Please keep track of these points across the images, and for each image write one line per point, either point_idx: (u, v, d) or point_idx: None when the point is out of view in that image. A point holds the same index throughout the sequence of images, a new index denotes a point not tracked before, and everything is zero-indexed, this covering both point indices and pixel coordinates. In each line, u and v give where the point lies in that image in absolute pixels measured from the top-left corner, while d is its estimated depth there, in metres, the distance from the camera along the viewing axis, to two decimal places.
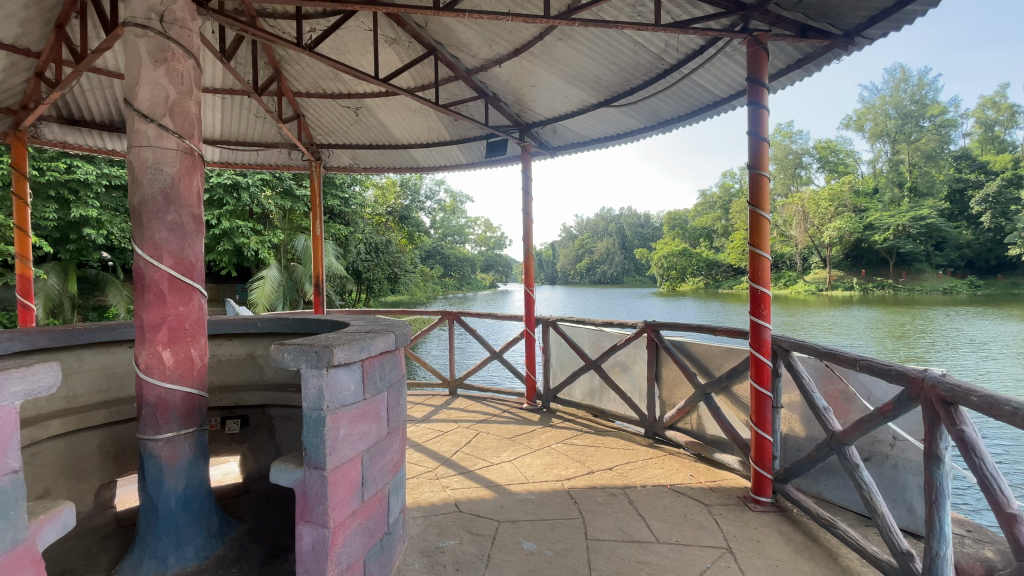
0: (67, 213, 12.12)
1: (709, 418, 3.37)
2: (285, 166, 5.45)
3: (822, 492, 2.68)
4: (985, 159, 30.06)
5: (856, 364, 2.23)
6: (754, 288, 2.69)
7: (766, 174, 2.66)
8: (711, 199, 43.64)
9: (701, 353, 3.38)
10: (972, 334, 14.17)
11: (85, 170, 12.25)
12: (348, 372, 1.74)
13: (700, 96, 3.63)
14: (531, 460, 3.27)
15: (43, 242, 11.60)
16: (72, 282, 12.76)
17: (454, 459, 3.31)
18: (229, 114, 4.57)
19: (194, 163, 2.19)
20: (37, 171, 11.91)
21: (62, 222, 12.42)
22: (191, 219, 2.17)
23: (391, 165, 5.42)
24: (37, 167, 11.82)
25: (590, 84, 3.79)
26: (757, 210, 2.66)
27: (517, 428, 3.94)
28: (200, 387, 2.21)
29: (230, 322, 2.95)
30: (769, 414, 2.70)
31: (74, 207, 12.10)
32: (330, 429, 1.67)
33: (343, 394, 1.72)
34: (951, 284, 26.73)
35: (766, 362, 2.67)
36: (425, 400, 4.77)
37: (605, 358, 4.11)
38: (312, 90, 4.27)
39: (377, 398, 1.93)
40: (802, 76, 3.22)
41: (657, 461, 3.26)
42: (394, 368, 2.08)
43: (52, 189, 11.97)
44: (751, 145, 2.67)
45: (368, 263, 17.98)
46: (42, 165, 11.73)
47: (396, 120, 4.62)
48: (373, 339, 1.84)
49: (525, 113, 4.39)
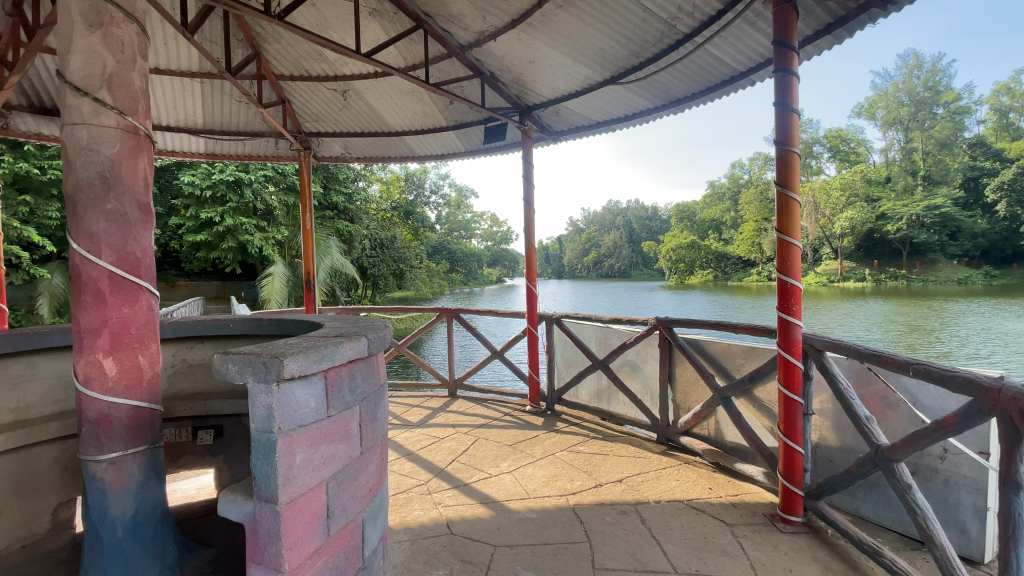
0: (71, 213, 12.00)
1: (729, 423, 3.07)
2: (273, 157, 5.20)
3: (859, 509, 2.39)
4: (1001, 147, 29.35)
5: (908, 369, 1.91)
6: (783, 280, 2.36)
7: (796, 150, 2.34)
8: (720, 190, 43.09)
9: (720, 353, 3.09)
10: (992, 328, 13.73)
11: None
12: (307, 385, 1.46)
13: (716, 71, 3.34)
14: (533, 471, 2.98)
15: (47, 241, 11.51)
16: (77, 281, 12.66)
17: (449, 470, 3.03)
18: (208, 101, 4.29)
19: (140, 145, 1.91)
20: (39, 170, 11.74)
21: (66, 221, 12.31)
22: (136, 207, 1.89)
23: (388, 154, 5.15)
24: (38, 165, 11.67)
25: (595, 58, 3.48)
26: (786, 191, 2.34)
27: (518, 434, 3.65)
28: (153, 400, 1.94)
29: (201, 323, 2.67)
30: (801, 422, 2.38)
31: None
32: (284, 456, 1.38)
33: (301, 414, 1.44)
34: (966, 275, 26.19)
35: (796, 364, 2.35)
36: (422, 402, 4.50)
37: (613, 358, 3.81)
38: (295, 72, 3.98)
39: (346, 415, 1.64)
40: (832, 43, 2.90)
41: (672, 472, 2.97)
42: (369, 377, 1.78)
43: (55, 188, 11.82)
44: (778, 117, 2.34)
45: (374, 259, 17.73)
46: (44, 164, 11.54)
47: (387, 104, 4.32)
48: (338, 346, 1.55)
49: (526, 94, 4.08)
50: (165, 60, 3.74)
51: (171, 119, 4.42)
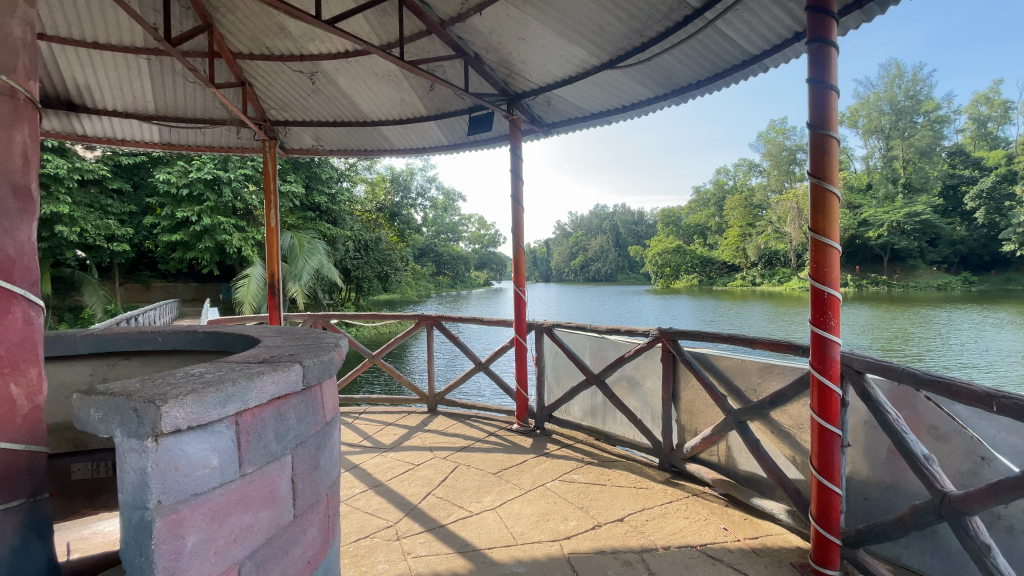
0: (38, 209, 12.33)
1: (743, 450, 2.70)
2: (237, 148, 4.74)
3: (902, 558, 2.02)
4: (980, 155, 29.72)
5: (992, 405, 1.59)
6: (817, 289, 1.99)
7: (833, 136, 1.96)
8: (705, 195, 43.23)
9: (732, 371, 2.72)
10: (983, 338, 13.58)
11: (55, 164, 12.56)
12: (204, 438, 1.04)
13: (726, 53, 2.98)
14: (520, 507, 2.58)
15: None
16: (46, 282, 13.30)
17: (423, 507, 2.60)
18: (158, 82, 3.82)
19: (16, 112, 1.24)
20: None
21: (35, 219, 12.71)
22: (10, 193, 1.22)
23: (364, 146, 4.72)
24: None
25: (593, 37, 3.11)
26: (823, 183, 1.96)
27: (505, 459, 3.24)
28: (33, 440, 1.25)
29: (121, 335, 2.17)
30: (839, 459, 1.99)
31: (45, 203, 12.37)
32: (165, 541, 0.97)
33: (195, 478, 1.03)
34: (946, 281, 26.41)
35: (834, 390, 1.96)
36: (398, 420, 4.07)
37: (609, 372, 3.43)
38: (254, 50, 3.55)
39: (270, 471, 1.22)
40: (861, 19, 2.54)
41: (680, 508, 2.58)
42: (308, 417, 1.36)
43: None
44: (813, 97, 1.97)
45: (357, 261, 17.21)
46: None
47: (360, 89, 3.89)
48: (255, 381, 1.13)
49: (514, 78, 3.69)
50: (103, 34, 3.29)
51: (119, 103, 3.96)
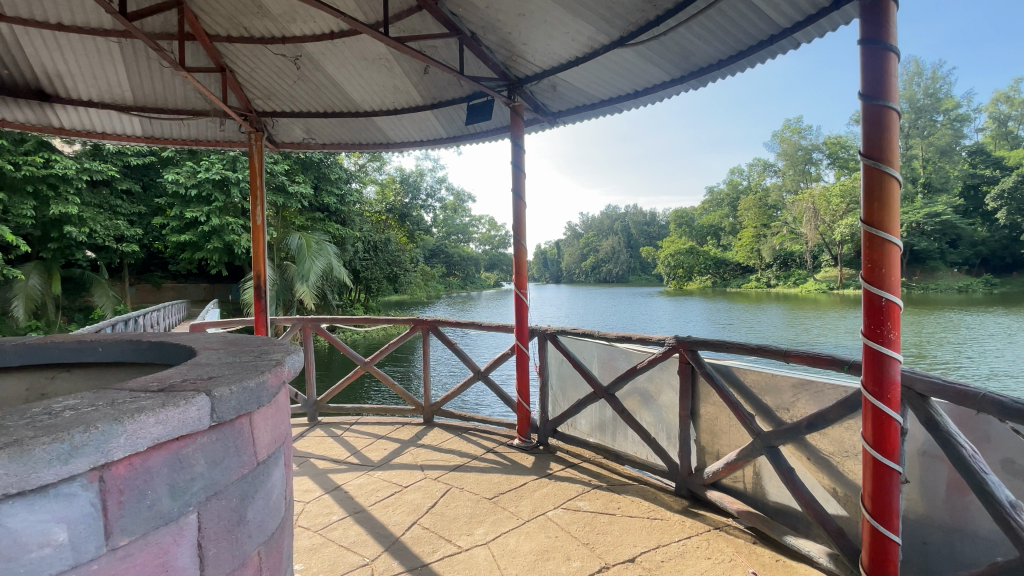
0: (46, 210, 12.21)
1: (774, 477, 2.35)
2: (222, 142, 4.48)
3: None
4: (1001, 154, 28.83)
5: None
6: (872, 294, 1.64)
7: (895, 108, 1.61)
8: (719, 196, 42.54)
9: (760, 387, 2.37)
10: (1010, 344, 13.03)
11: (62, 165, 12.41)
12: (42, 506, 0.74)
13: (752, 27, 2.63)
14: (516, 541, 2.26)
15: (20, 240, 11.61)
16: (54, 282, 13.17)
17: (405, 540, 2.29)
18: (132, 69, 3.56)
19: None
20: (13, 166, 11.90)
21: (42, 220, 12.65)
22: None
23: (358, 139, 4.42)
24: (12, 161, 11.84)
25: (600, 11, 2.79)
26: (881, 165, 1.62)
27: (502, 481, 2.91)
28: None
29: (54, 345, 1.87)
30: (898, 500, 1.64)
31: (53, 204, 12.27)
32: None
33: (26, 566, 0.73)
34: (967, 282, 25.59)
35: (893, 417, 1.62)
36: (391, 432, 3.78)
37: (619, 384, 3.09)
38: (233, 31, 3.30)
39: (162, 539, 0.91)
40: None
41: (702, 545, 2.24)
42: (224, 460, 1.05)
43: (30, 185, 12.07)
44: (870, 60, 1.62)
45: (367, 262, 16.98)
46: (20, 160, 11.80)
47: (349, 74, 3.60)
48: (128, 422, 0.82)
49: (515, 61, 3.38)
50: (66, 13, 3.02)
51: (93, 91, 3.70)
